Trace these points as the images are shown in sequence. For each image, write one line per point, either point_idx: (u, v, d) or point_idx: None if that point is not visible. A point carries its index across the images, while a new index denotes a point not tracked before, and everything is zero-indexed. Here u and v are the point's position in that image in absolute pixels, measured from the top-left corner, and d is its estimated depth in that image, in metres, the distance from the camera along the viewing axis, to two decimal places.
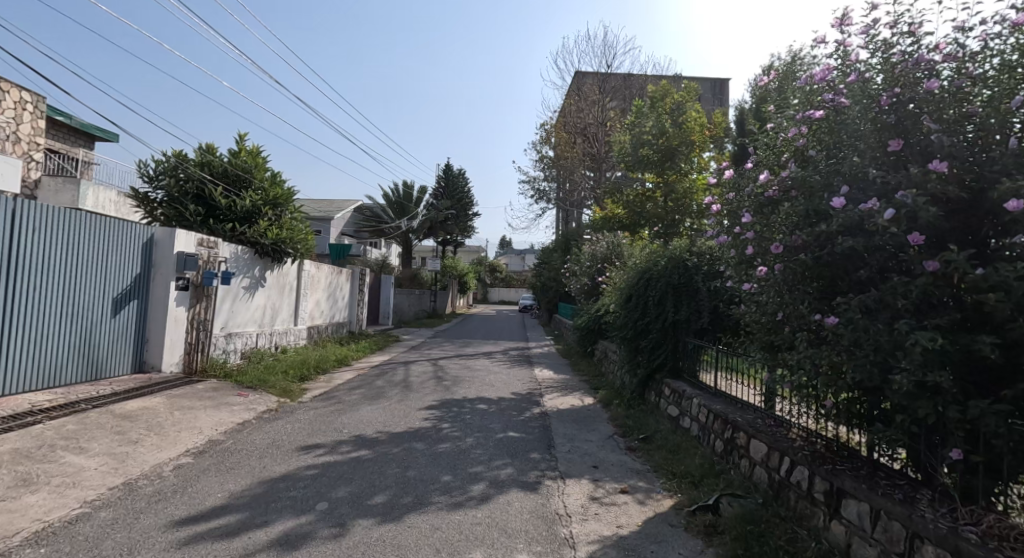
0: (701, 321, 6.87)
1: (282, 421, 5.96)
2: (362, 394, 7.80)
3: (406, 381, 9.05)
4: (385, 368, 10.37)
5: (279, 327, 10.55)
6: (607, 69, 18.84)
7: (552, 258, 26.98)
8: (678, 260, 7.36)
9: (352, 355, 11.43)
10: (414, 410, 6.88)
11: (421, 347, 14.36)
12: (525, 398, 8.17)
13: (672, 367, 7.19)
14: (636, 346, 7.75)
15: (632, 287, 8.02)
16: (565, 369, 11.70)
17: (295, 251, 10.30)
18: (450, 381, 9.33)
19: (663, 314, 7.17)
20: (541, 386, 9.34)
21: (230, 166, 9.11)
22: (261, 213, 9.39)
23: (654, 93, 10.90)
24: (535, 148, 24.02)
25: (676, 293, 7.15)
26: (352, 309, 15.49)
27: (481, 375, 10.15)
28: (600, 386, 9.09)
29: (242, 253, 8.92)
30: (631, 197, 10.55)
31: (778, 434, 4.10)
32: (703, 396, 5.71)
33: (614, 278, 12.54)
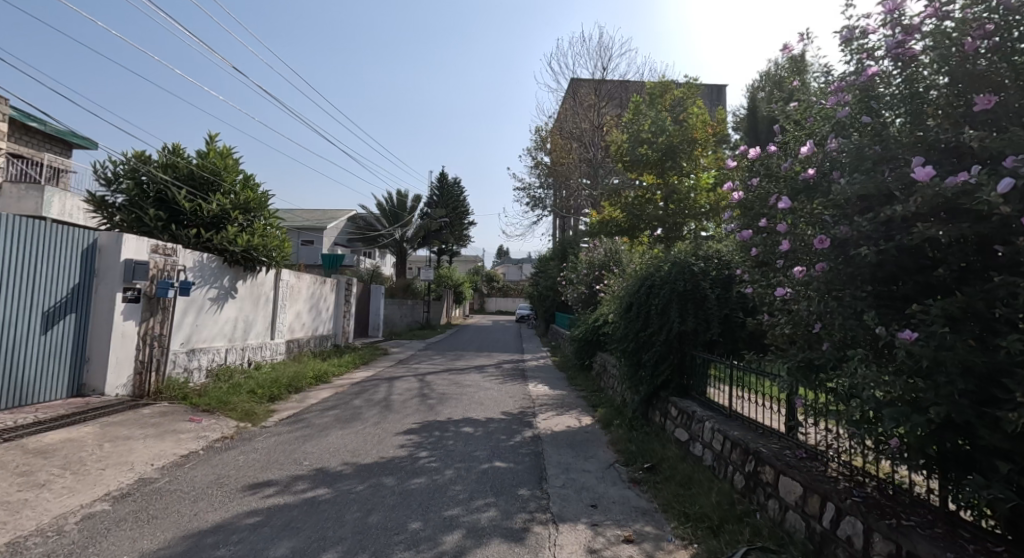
0: (710, 332, 6.17)
1: (235, 452, 5.20)
2: (335, 416, 7.02)
3: (387, 400, 8.28)
4: (366, 385, 9.61)
5: (253, 342, 9.79)
6: (603, 71, 18.38)
7: (549, 267, 26.30)
8: (684, 265, 6.69)
9: (333, 371, 10.66)
10: (390, 436, 6.12)
11: (410, 361, 13.59)
12: (517, 418, 7.41)
13: (678, 383, 6.46)
14: (638, 360, 7.03)
15: (633, 294, 7.32)
16: (562, 384, 10.95)
17: (268, 259, 9.59)
18: (436, 399, 8.57)
19: (667, 324, 6.46)
20: (534, 404, 8.58)
21: (198, 168, 8.45)
22: (232, 218, 8.71)
23: (653, 89, 10.23)
24: (530, 154, 23.51)
25: (682, 301, 6.46)
26: (337, 321, 14.73)
27: (470, 392, 9.38)
28: (598, 404, 8.35)
29: (208, 261, 8.21)
30: (630, 199, 9.87)
31: (815, 471, 3.36)
32: (716, 419, 4.99)
33: (612, 286, 11.86)
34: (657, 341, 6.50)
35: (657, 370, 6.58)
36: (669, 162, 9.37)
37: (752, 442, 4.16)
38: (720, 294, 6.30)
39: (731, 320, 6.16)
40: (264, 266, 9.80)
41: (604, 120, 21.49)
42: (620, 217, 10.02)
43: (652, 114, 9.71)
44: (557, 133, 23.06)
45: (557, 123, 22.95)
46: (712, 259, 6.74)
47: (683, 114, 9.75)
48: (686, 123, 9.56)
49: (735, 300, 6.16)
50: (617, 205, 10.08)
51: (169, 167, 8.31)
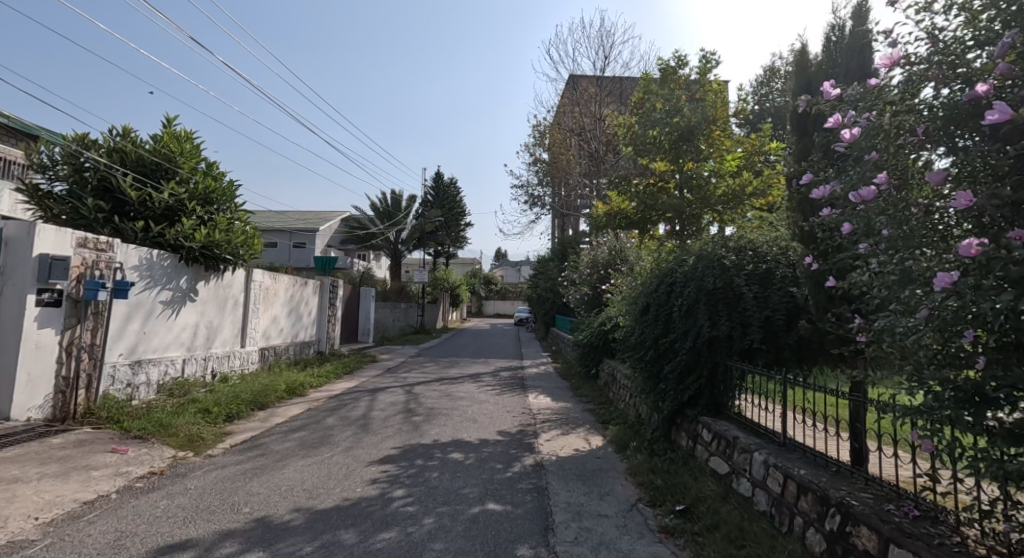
0: (747, 338, 5.11)
1: (157, 494, 4.08)
2: (300, 439, 5.91)
3: (366, 417, 7.20)
4: (345, 399, 8.53)
5: (219, 351, 8.72)
6: (604, 59, 17.44)
7: (548, 267, 25.30)
8: (711, 259, 5.66)
9: (309, 383, 9.55)
10: (362, 468, 4.99)
11: (399, 369, 12.47)
12: (515, 440, 6.33)
13: (708, 398, 5.40)
14: (659, 371, 5.96)
15: (649, 295, 6.30)
16: (564, 394, 9.90)
17: (234, 257, 8.51)
18: (422, 417, 7.45)
19: (695, 327, 5.42)
20: (535, 420, 7.52)
21: (149, 154, 7.40)
22: (189, 211, 7.64)
23: (665, 66, 9.16)
24: (528, 150, 22.52)
25: (712, 301, 5.41)
26: (321, 326, 13.64)
27: (462, 406, 8.31)
28: (609, 420, 7.28)
29: (160, 259, 7.12)
30: (641, 188, 8.84)
31: (951, 545, 2.28)
32: (769, 449, 3.91)
33: (620, 286, 10.84)
34: (683, 349, 5.44)
35: (681, 384, 5.52)
36: (685, 146, 8.38)
37: (832, 487, 3.06)
38: (758, 292, 5.24)
39: (772, 322, 5.09)
40: (230, 266, 8.71)
41: (606, 114, 20.51)
42: (630, 209, 8.98)
43: (666, 94, 8.66)
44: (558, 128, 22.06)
45: (557, 117, 21.96)
46: (746, 253, 5.70)
47: (700, 93, 8.69)
48: (703, 103, 8.53)
49: (778, 300, 5.10)
50: (626, 196, 9.04)
51: (115, 153, 7.26)
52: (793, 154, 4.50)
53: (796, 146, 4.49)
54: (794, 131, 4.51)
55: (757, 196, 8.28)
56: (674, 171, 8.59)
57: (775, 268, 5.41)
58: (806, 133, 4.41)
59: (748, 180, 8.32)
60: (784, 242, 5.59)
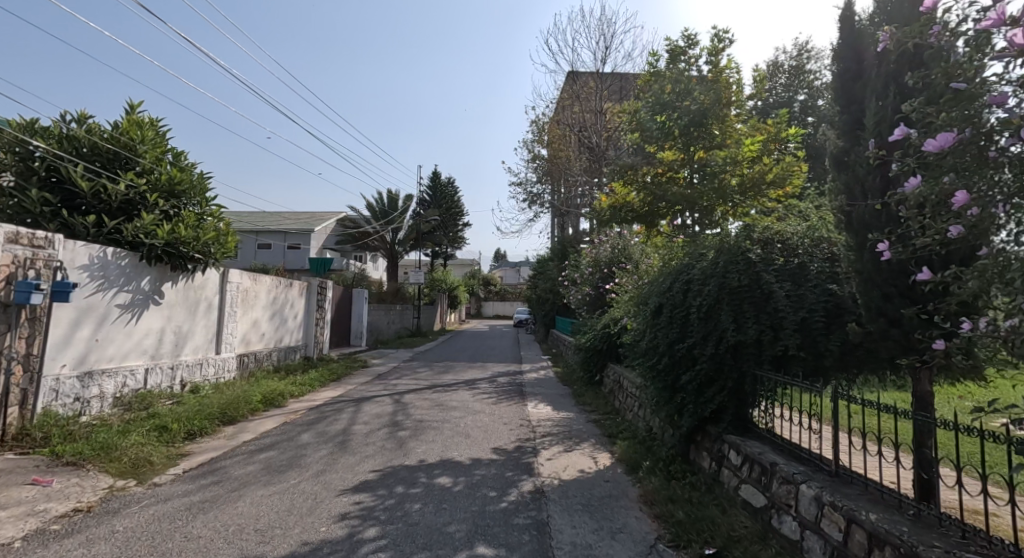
0: (779, 343, 4.38)
1: (73, 540, 3.34)
2: (266, 461, 5.17)
3: (346, 433, 6.47)
4: (327, 410, 7.81)
5: (190, 359, 7.99)
6: (605, 50, 16.78)
7: (548, 268, 24.62)
8: (732, 254, 4.99)
9: (289, 393, 8.81)
10: (331, 498, 4.26)
11: (390, 375, 11.73)
12: (512, 459, 5.60)
13: (733, 413, 4.66)
14: (674, 381, 5.27)
15: (661, 296, 5.63)
16: (567, 402, 9.21)
17: (206, 255, 7.77)
18: (409, 431, 6.72)
19: (716, 331, 4.75)
20: (535, 434, 6.81)
21: (105, 141, 6.69)
22: (149, 204, 6.91)
23: (673, 46, 8.45)
24: (526, 147, 21.88)
25: (736, 300, 4.77)
26: (308, 330, 12.91)
27: (455, 417, 7.59)
28: (617, 434, 6.58)
29: (115, 258, 6.39)
30: (648, 178, 8.17)
31: None
32: (820, 481, 3.20)
33: (625, 285, 10.17)
34: (702, 356, 4.75)
35: (701, 396, 4.80)
36: (696, 131, 7.69)
37: (922, 543, 2.33)
38: (790, 290, 4.54)
39: (808, 325, 4.37)
40: (202, 265, 7.98)
41: (607, 108, 19.82)
42: (636, 201, 8.30)
43: (676, 75, 7.98)
44: (557, 122, 21.36)
45: (556, 112, 21.32)
46: (774, 246, 5.01)
47: (712, 74, 7.99)
48: (715, 86, 7.86)
49: (815, 299, 4.39)
50: (632, 186, 8.36)
51: (65, 140, 6.56)
52: (841, 124, 3.83)
53: (843, 115, 3.84)
54: (841, 98, 3.87)
55: (777, 184, 7.57)
56: (685, 158, 7.92)
57: (809, 263, 4.70)
58: (855, 99, 3.76)
59: (768, 167, 7.60)
60: (819, 231, 4.90)
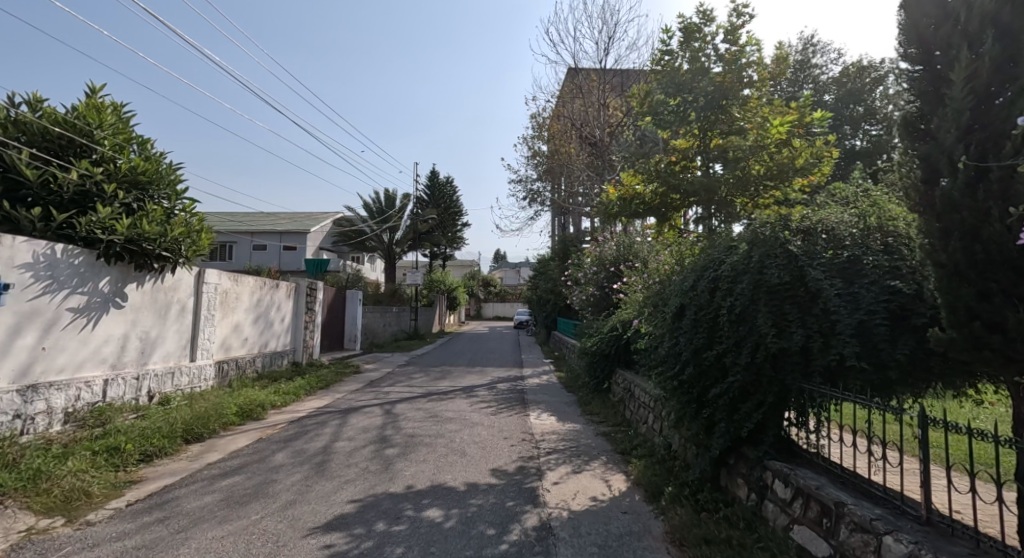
0: (831, 352, 3.68)
1: None
2: (227, 491, 4.43)
3: (326, 452, 5.74)
4: (308, 423, 7.08)
5: (159, 368, 7.28)
6: (608, 41, 16.08)
7: (549, 268, 23.92)
8: (769, 247, 4.31)
9: (270, 404, 8.08)
10: (296, 541, 3.53)
11: (382, 382, 10.99)
12: (513, 484, 4.87)
13: (776, 434, 3.95)
14: (702, 395, 4.57)
15: (683, 296, 4.95)
16: (573, 411, 8.50)
17: (177, 253, 7.07)
18: (398, 449, 5.98)
19: (752, 337, 4.07)
20: (538, 451, 6.09)
21: (57, 125, 5.98)
22: (107, 197, 6.21)
23: (686, 23, 7.72)
24: (525, 143, 21.18)
25: (775, 301, 4.08)
26: (296, 334, 12.19)
27: (449, 432, 6.86)
28: (633, 452, 5.87)
29: (66, 256, 5.68)
30: (661, 167, 7.47)
31: None
32: (910, 531, 2.48)
33: (635, 284, 9.48)
34: (737, 365, 4.06)
35: (737, 414, 4.10)
36: (715, 113, 7.02)
37: None
38: (843, 288, 3.83)
39: (867, 329, 3.66)
40: (173, 264, 7.27)
41: (610, 102, 19.08)
42: (648, 192, 7.58)
43: (692, 53, 7.26)
44: (559, 117, 20.64)
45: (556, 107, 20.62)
46: (817, 237, 4.31)
47: (731, 52, 7.28)
48: (734, 65, 7.16)
49: (874, 298, 3.68)
50: (643, 175, 7.66)
51: (11, 124, 5.83)
52: (917, 82, 3.13)
53: (918, 71, 3.14)
54: (916, 52, 3.18)
55: (805, 171, 6.85)
56: (701, 145, 7.24)
57: (863, 256, 3.99)
58: (936, 52, 3.07)
59: (796, 152, 6.87)
60: (871, 219, 4.20)
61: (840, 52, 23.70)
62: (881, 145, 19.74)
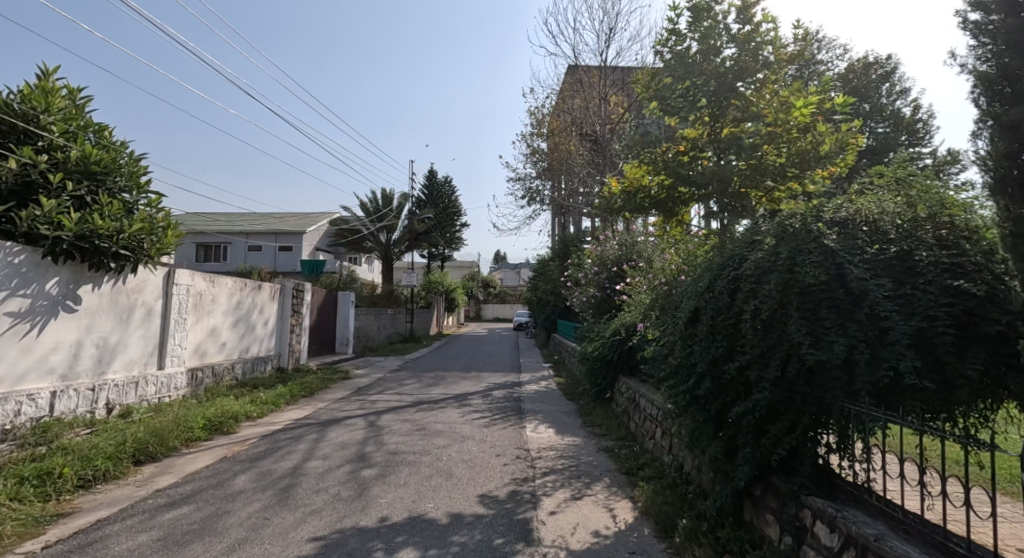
0: (881, 366, 3.06)
1: None
2: (168, 528, 3.79)
3: (295, 474, 5.10)
4: (283, 438, 6.45)
5: (120, 377, 6.65)
6: (609, 33, 15.47)
7: (549, 268, 23.31)
8: (800, 240, 3.66)
9: (244, 415, 7.45)
10: None
11: (370, 390, 10.35)
12: (504, 516, 4.23)
13: (813, 464, 3.33)
14: (722, 414, 3.95)
15: (696, 299, 4.33)
16: (572, 422, 7.88)
17: (139, 252, 6.48)
18: (376, 470, 5.33)
19: (783, 347, 3.44)
20: (534, 471, 5.45)
21: None
22: (53, 188, 5.63)
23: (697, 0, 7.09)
24: (524, 141, 20.60)
25: (810, 304, 3.46)
26: (281, 339, 11.57)
27: (437, 448, 6.23)
28: (640, 473, 5.24)
29: (3, 254, 5.07)
30: (669, 157, 6.86)
31: None
32: None
33: (640, 285, 8.87)
34: (764, 381, 3.44)
35: (766, 438, 3.48)
36: (729, 98, 6.43)
37: None
38: (893, 288, 3.20)
39: (927, 338, 3.04)
40: (137, 264, 6.67)
41: (611, 98, 18.56)
42: (654, 184, 6.97)
43: (703, 32, 6.55)
44: (559, 114, 20.02)
45: (556, 103, 20.02)
46: (857, 229, 3.67)
47: (746, 30, 6.64)
48: (750, 45, 6.52)
49: (933, 302, 3.05)
50: (649, 166, 7.05)
51: None
52: (1002, 32, 2.49)
53: (1004, 19, 2.50)
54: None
55: (828, 160, 6.22)
56: (712, 133, 6.68)
57: (914, 252, 3.36)
58: None
59: (820, 137, 6.21)
60: (921, 209, 3.58)
61: (846, 48, 23.12)
62: (890, 143, 19.15)
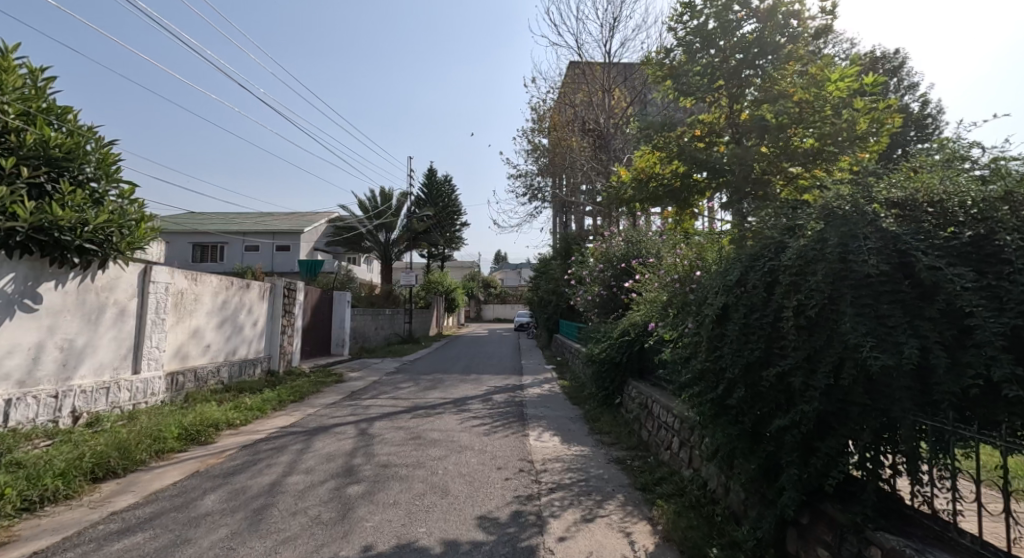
0: (966, 373, 2.52)
1: None
2: None
3: (272, 493, 4.54)
4: (264, 449, 5.90)
5: (88, 383, 6.11)
6: (613, 23, 14.92)
7: (551, 267, 22.76)
8: (852, 224, 3.14)
9: (226, 423, 6.90)
10: None
11: (364, 394, 9.81)
12: (507, 544, 3.67)
13: (877, 491, 2.79)
14: (759, 428, 3.42)
15: (726, 295, 3.81)
16: (579, 429, 7.33)
17: (108, 246, 5.95)
18: (364, 487, 4.78)
19: (837, 350, 2.91)
20: (539, 488, 4.89)
21: None
22: (5, 173, 5.14)
23: None
24: (525, 137, 20.06)
25: (868, 299, 2.93)
26: (272, 340, 11.05)
27: (432, 460, 5.68)
28: (659, 490, 4.69)
29: None
30: (684, 142, 6.34)
31: None
32: None
33: (651, 282, 8.32)
34: (813, 390, 2.93)
35: (816, 458, 2.96)
36: (749, 79, 6.04)
37: None
38: (975, 279, 2.67)
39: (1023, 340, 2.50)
40: (107, 260, 6.14)
41: (615, 91, 18.05)
42: (668, 172, 6.43)
43: (722, 4, 6.01)
44: (561, 108, 19.48)
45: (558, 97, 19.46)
46: (921, 211, 3.13)
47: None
48: (775, 18, 5.94)
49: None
50: (662, 152, 6.53)
51: None
52: None
53: None
54: None
55: (864, 142, 5.63)
56: (731, 117, 6.30)
57: (996, 236, 2.82)
58: None
59: (857, 114, 5.60)
60: (999, 184, 3.02)
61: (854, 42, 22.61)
62: (901, 137, 18.61)
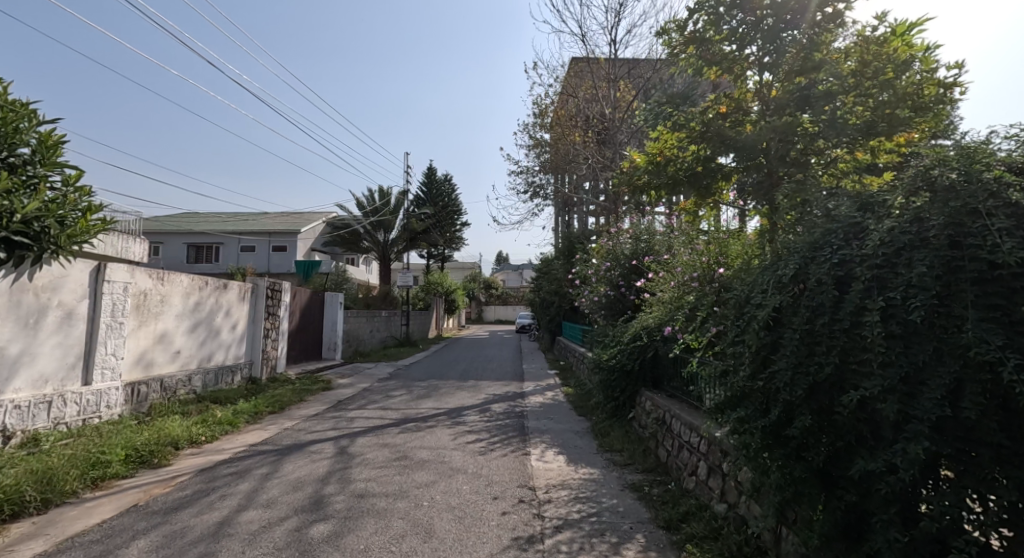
0: None
1: None
2: None
3: (217, 536, 3.71)
4: (222, 474, 5.08)
5: (23, 397, 5.30)
6: (619, 9, 14.10)
7: (553, 268, 21.95)
8: (965, 196, 2.32)
9: (187, 440, 6.10)
10: None
11: (351, 403, 9.01)
12: None
13: None
14: (832, 468, 2.61)
15: (780, 295, 3.00)
16: (586, 446, 6.52)
17: (41, 240, 5.11)
18: (331, 527, 3.95)
19: (955, 370, 2.10)
20: (543, 527, 4.06)
21: None
22: None
23: None
24: (526, 131, 19.22)
25: (998, 298, 2.11)
26: (253, 344, 10.25)
27: (417, 488, 4.86)
28: (688, 529, 3.88)
29: None
30: (708, 119, 5.52)
31: None
32: None
33: (665, 281, 7.50)
34: (920, 425, 2.13)
35: (926, 518, 2.15)
36: (784, 46, 5.19)
37: None
38: None
39: None
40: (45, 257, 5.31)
41: (620, 84, 17.24)
42: (689, 154, 5.61)
43: None
44: (563, 102, 18.67)
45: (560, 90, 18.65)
46: None
47: None
48: None
49: None
50: (681, 132, 5.70)
51: None
52: None
53: None
54: None
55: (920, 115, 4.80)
56: (761, 91, 5.50)
57: None
58: None
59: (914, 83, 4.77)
60: None
61: None
62: None
